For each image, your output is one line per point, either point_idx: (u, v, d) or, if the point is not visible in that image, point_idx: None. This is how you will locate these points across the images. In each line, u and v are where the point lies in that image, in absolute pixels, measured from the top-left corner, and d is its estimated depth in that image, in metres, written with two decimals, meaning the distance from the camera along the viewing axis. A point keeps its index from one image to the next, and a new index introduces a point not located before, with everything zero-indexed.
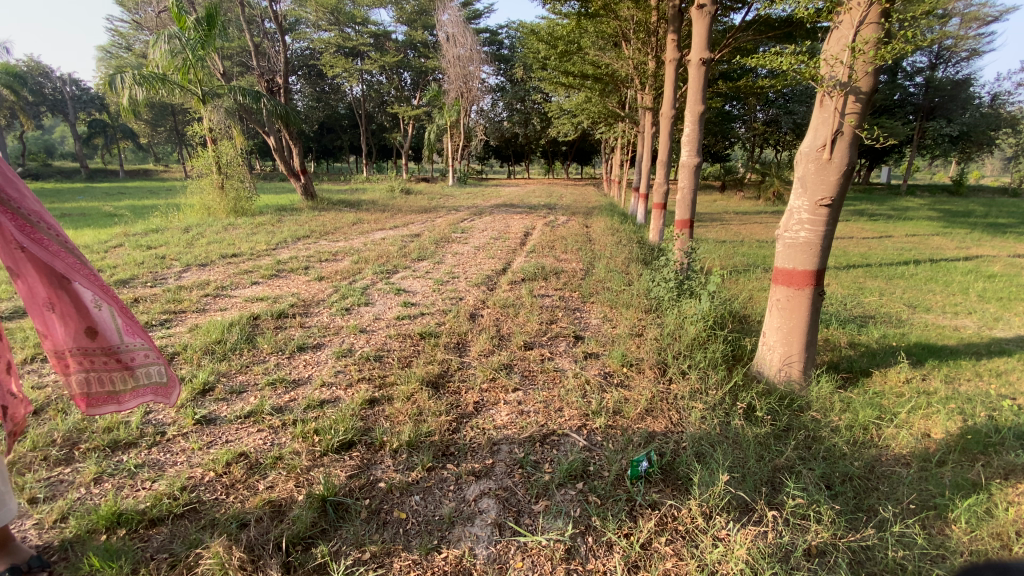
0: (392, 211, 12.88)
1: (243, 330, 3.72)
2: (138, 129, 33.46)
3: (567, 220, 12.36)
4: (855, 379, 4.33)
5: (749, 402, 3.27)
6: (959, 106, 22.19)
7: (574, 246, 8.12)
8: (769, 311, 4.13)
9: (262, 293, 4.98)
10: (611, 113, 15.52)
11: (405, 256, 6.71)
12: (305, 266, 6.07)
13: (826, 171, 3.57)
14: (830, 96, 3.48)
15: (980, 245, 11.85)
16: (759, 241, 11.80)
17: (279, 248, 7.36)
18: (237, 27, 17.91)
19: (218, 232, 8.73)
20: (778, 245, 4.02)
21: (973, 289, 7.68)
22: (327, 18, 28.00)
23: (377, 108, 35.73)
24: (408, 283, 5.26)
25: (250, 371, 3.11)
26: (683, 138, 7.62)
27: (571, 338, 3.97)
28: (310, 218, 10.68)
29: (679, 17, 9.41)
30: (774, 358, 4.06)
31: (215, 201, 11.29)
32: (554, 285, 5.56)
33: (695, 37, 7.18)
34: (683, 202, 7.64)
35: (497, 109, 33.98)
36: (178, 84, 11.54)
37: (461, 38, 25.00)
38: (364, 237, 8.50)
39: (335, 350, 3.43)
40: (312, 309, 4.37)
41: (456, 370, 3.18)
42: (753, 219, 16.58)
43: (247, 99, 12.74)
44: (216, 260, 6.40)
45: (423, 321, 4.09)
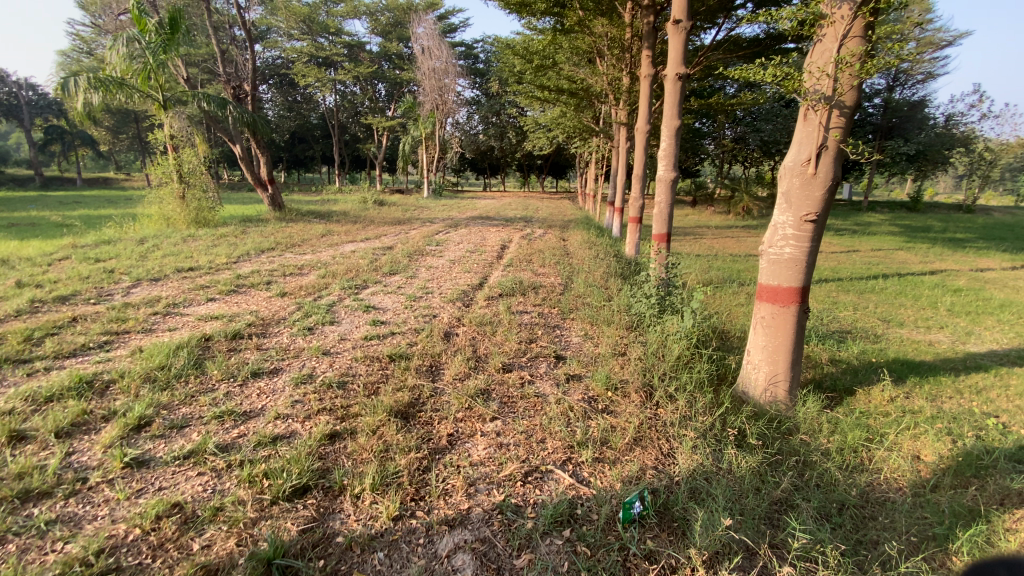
0: (364, 223, 12.53)
1: (191, 354, 3.37)
2: (99, 136, 32.11)
3: (543, 232, 12.24)
4: (840, 398, 4.24)
5: (739, 428, 3.10)
6: (915, 126, 23.18)
7: (552, 259, 7.95)
8: (753, 329, 4.00)
9: (217, 310, 4.61)
10: (587, 127, 15.60)
11: (375, 270, 6.40)
12: (267, 281, 5.70)
13: (811, 186, 3.48)
14: (814, 110, 3.40)
15: (942, 259, 12.23)
16: (733, 254, 11.91)
17: (241, 261, 6.95)
18: (204, 34, 17.40)
19: (177, 244, 8.25)
20: (761, 262, 3.90)
21: (942, 303, 7.81)
22: (299, 28, 27.58)
23: (351, 118, 35.28)
24: (378, 299, 4.97)
25: (196, 403, 2.78)
26: (659, 153, 7.56)
27: (551, 359, 3.74)
28: (277, 230, 10.24)
29: (653, 33, 9.47)
30: (760, 377, 3.91)
31: (176, 211, 10.73)
32: (532, 300, 5.34)
33: (671, 51, 7.18)
34: (660, 216, 7.57)
35: (473, 122, 33.99)
36: (137, 89, 11.01)
37: (437, 50, 24.94)
38: (334, 249, 8.15)
39: (295, 377, 3.13)
40: (271, 328, 4.04)
41: (427, 397, 2.92)
42: (726, 233, 16.81)
43: (212, 106, 12.25)
44: (171, 274, 5.97)
45: (394, 341, 3.81)
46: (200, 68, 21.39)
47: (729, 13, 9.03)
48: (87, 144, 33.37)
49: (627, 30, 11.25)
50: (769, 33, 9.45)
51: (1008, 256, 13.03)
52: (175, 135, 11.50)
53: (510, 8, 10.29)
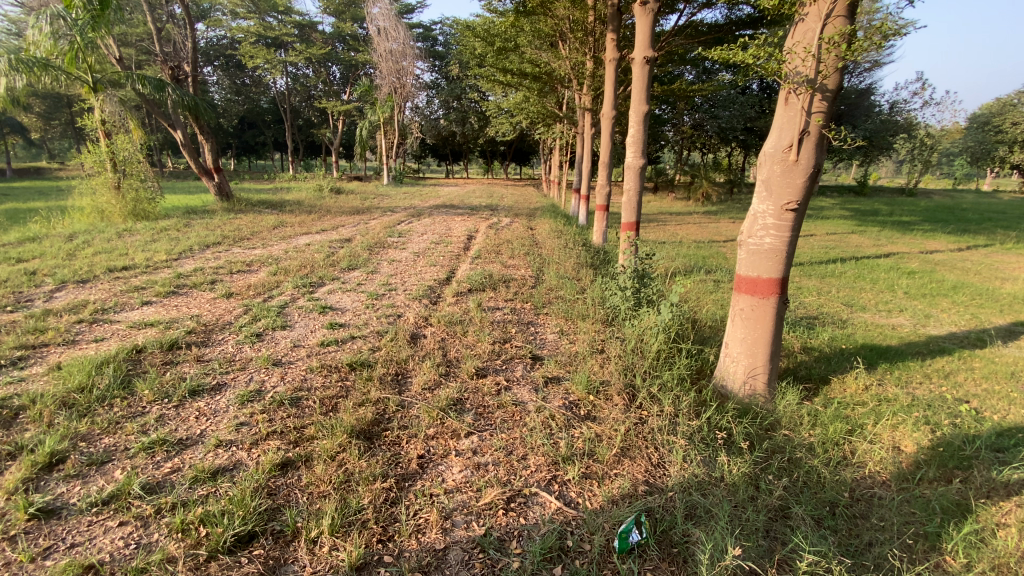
0: (321, 213, 11.91)
1: (119, 370, 2.94)
2: (24, 121, 29.45)
3: (510, 221, 11.96)
4: (816, 388, 4.20)
5: (726, 428, 2.95)
6: (863, 113, 24.06)
7: (520, 250, 7.70)
8: (731, 322, 3.87)
9: (153, 316, 4.13)
10: (550, 113, 15.33)
11: (333, 265, 5.97)
12: (212, 280, 5.21)
13: (792, 174, 3.34)
14: (796, 94, 3.26)
15: (893, 242, 12.73)
16: (697, 241, 11.98)
17: (183, 258, 6.35)
18: (136, 9, 16.04)
19: (111, 240, 7.52)
20: (740, 252, 3.76)
21: (898, 286, 8.05)
22: (245, 6, 25.94)
23: (304, 102, 33.70)
24: (336, 299, 4.59)
25: (121, 431, 2.39)
26: (628, 139, 7.36)
27: (527, 360, 3.50)
28: (225, 222, 9.55)
29: (618, 16, 9.24)
30: (738, 371, 3.80)
31: (111, 203, 9.83)
32: (503, 295, 5.08)
33: (638, 33, 6.96)
34: (629, 204, 7.41)
35: (433, 107, 33.12)
36: (62, 70, 9.91)
37: (394, 32, 23.93)
38: (288, 243, 7.62)
39: (239, 394, 2.77)
40: (215, 336, 3.62)
41: (393, 411, 2.64)
42: (689, 220, 16.99)
43: (148, 88, 11.25)
44: (101, 274, 5.37)
45: (354, 346, 3.48)
46: (134, 47, 19.74)
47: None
48: (12, 131, 30.48)
49: (591, 14, 10.99)
50: (729, 19, 9.41)
51: (951, 237, 13.70)
52: (107, 121, 10.49)
53: None
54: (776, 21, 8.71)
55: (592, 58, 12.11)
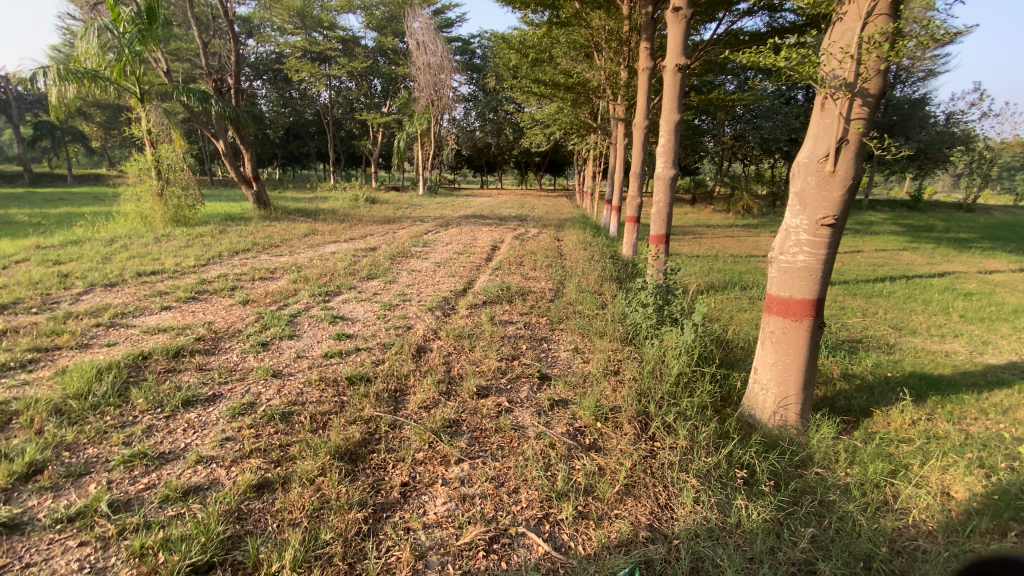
0: (352, 222, 12.10)
1: (118, 378, 2.93)
2: (90, 132, 31.41)
3: (537, 232, 11.81)
4: (857, 422, 3.81)
5: (748, 465, 2.67)
6: (918, 124, 22.58)
7: (544, 261, 7.52)
8: (761, 345, 3.57)
9: (169, 321, 4.16)
10: (583, 123, 15.14)
11: (352, 274, 5.96)
12: (232, 287, 5.27)
13: (829, 186, 3.05)
14: (833, 99, 2.98)
15: (949, 261, 11.84)
16: (733, 256, 11.49)
17: (210, 264, 6.49)
18: (189, 27, 16.90)
19: (148, 245, 7.78)
20: (771, 270, 3.46)
21: (954, 309, 7.41)
22: (293, 22, 27.04)
23: (346, 114, 34.74)
24: (349, 308, 4.52)
25: (106, 442, 2.35)
26: (658, 149, 7.09)
27: (535, 380, 3.29)
28: (258, 229, 9.77)
29: (652, 24, 9.01)
30: (768, 399, 3.50)
31: (154, 210, 10.26)
32: (518, 308, 4.90)
33: (672, 39, 6.70)
34: (658, 216, 7.10)
35: (469, 118, 33.52)
36: (112, 81, 10.44)
37: (432, 45, 24.39)
38: (314, 250, 7.71)
39: (232, 406, 2.70)
40: (222, 344, 3.60)
41: (384, 431, 2.50)
42: (726, 233, 16.39)
43: (193, 100, 11.73)
44: (129, 279, 5.51)
45: (356, 359, 3.37)
46: (186, 62, 20.79)
47: (730, 7, 8.58)
48: (78, 140, 32.64)
49: (625, 23, 10.77)
50: (771, 28, 9.02)
51: (1015, 256, 12.66)
52: (152, 131, 10.99)
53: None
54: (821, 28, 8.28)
55: (625, 68, 11.89)
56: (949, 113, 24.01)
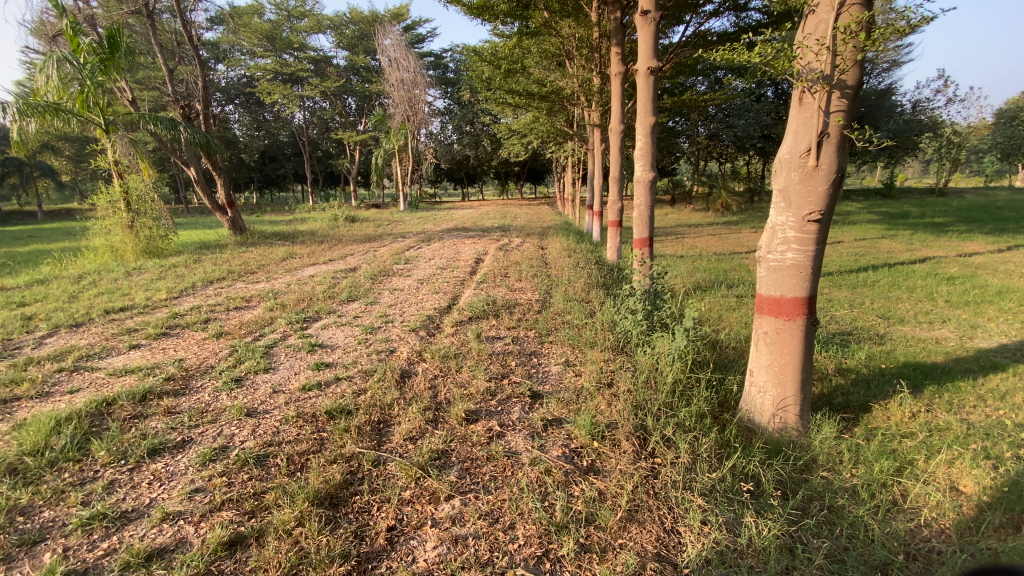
0: (331, 242, 11.89)
1: (79, 428, 2.72)
2: (60, 167, 30.69)
3: (521, 242, 11.70)
4: (856, 419, 3.74)
5: (754, 476, 2.55)
6: (885, 114, 23.12)
7: (529, 271, 7.40)
8: (754, 347, 3.48)
9: (137, 361, 3.94)
10: (560, 131, 15.17)
11: (332, 297, 5.77)
12: (206, 319, 5.05)
13: (813, 181, 2.98)
14: (811, 92, 2.93)
15: (928, 246, 12.01)
16: (717, 254, 11.51)
17: (183, 296, 6.25)
18: (156, 55, 16.62)
19: (118, 280, 7.48)
20: (759, 269, 3.38)
21: (938, 294, 7.45)
22: (263, 45, 26.84)
23: (321, 134, 34.51)
24: (328, 335, 4.34)
25: (64, 503, 2.15)
26: (636, 152, 7.05)
27: (526, 399, 3.14)
28: (234, 256, 9.52)
29: (621, 29, 9.02)
30: (766, 402, 3.40)
31: (125, 242, 9.95)
32: (505, 323, 4.75)
33: (642, 43, 6.68)
34: (640, 220, 7.03)
35: (446, 132, 33.51)
36: (74, 113, 10.09)
37: (405, 61, 24.36)
38: (292, 275, 7.50)
39: (202, 452, 2.51)
40: (194, 383, 3.40)
41: (367, 469, 2.34)
42: (708, 231, 16.50)
43: (161, 128, 11.45)
44: (97, 317, 5.26)
45: (337, 390, 3.19)
46: (154, 90, 20.42)
47: (696, 9, 8.67)
48: (47, 175, 31.90)
49: (595, 30, 10.82)
50: (738, 26, 9.09)
51: (991, 238, 12.89)
52: (119, 161, 10.69)
53: (472, 12, 9.77)
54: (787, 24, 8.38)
55: (598, 74, 11.91)
56: (914, 102, 24.63)
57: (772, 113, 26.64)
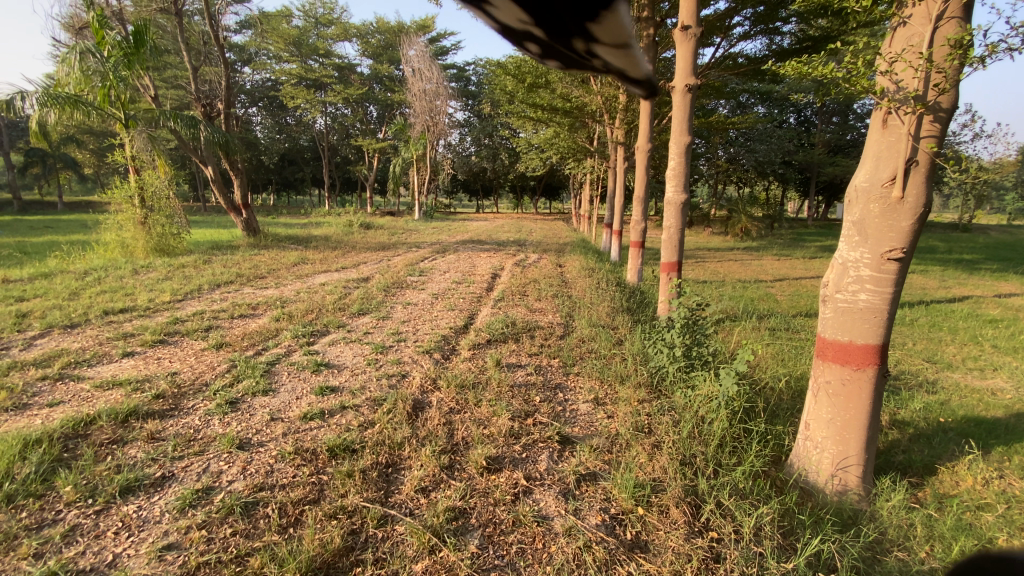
0: (344, 248, 11.65)
1: (48, 454, 2.38)
2: (83, 160, 31.06)
3: (537, 258, 11.37)
4: (922, 484, 3.30)
5: (827, 560, 2.15)
6: None
7: (548, 291, 7.03)
8: (813, 396, 3.08)
9: (127, 372, 3.63)
10: (581, 147, 14.91)
11: (341, 309, 5.43)
12: (208, 327, 4.74)
13: (895, 215, 2.61)
14: (898, 114, 2.57)
15: (964, 284, 11.45)
16: (741, 281, 11.06)
17: (188, 299, 5.97)
18: (182, 55, 16.68)
19: (124, 278, 7.24)
20: (823, 309, 2.98)
21: (985, 338, 6.93)
22: (289, 50, 27.09)
23: (342, 141, 34.71)
24: (336, 353, 4.00)
25: (13, 554, 1.82)
26: (668, 172, 6.61)
27: (554, 446, 2.76)
28: (244, 259, 9.28)
29: (654, 46, 8.73)
30: (823, 460, 3.00)
31: (136, 238, 9.77)
32: (526, 348, 4.37)
33: (679, 59, 6.33)
34: (670, 243, 6.61)
35: (465, 143, 33.55)
36: (95, 107, 9.99)
37: (428, 72, 24.42)
38: (302, 282, 7.20)
39: (184, 492, 2.17)
40: (185, 403, 3.06)
41: (371, 529, 1.99)
42: (730, 257, 16.05)
43: (181, 125, 11.35)
44: (95, 319, 4.97)
45: (341, 422, 2.82)
46: (178, 89, 20.56)
47: (727, 32, 8.35)
48: (70, 167, 32.43)
49: None
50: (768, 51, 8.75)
51: None
52: (136, 157, 10.56)
53: None
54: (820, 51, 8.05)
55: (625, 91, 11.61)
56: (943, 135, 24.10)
57: (794, 140, 26.29)
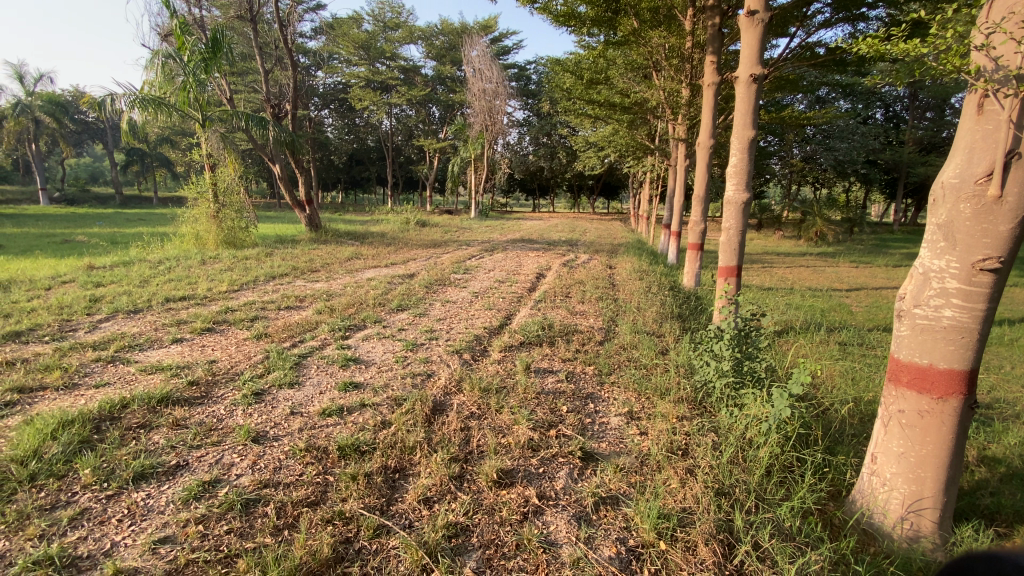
0: (397, 245, 11.90)
1: (79, 434, 2.48)
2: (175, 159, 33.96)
3: (588, 259, 11.04)
4: (1008, 533, 2.67)
5: None
6: None
7: (594, 293, 6.75)
8: (883, 425, 2.68)
9: (173, 357, 3.79)
10: (640, 145, 14.35)
11: (381, 305, 5.46)
12: (253, 317, 4.89)
13: (991, 217, 2.17)
14: (998, 96, 2.13)
15: None
16: (811, 290, 10.18)
17: (243, 290, 6.24)
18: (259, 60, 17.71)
19: (192, 268, 7.71)
20: (898, 326, 2.58)
21: None
22: (358, 54, 28.20)
23: (405, 140, 35.74)
24: (367, 348, 3.97)
25: (22, 533, 1.86)
26: (728, 169, 6.01)
27: (576, 462, 2.56)
28: (302, 253, 9.66)
29: (719, 36, 8.16)
30: (891, 500, 2.61)
31: (208, 231, 10.44)
32: (560, 353, 4.16)
33: (745, 48, 5.77)
34: (728, 247, 6.06)
35: (523, 143, 33.51)
36: (177, 108, 10.79)
37: (488, 72, 24.53)
38: (351, 277, 7.37)
39: (192, 483, 2.19)
40: (215, 392, 3.13)
41: (365, 541, 1.90)
42: (799, 263, 14.91)
43: (252, 125, 12.00)
44: (155, 305, 5.28)
45: (358, 421, 2.76)
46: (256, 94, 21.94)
47: (803, 21, 7.67)
48: (165, 165, 35.64)
49: (688, 40, 10.06)
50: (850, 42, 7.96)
51: None
52: (211, 154, 11.28)
53: (558, 20, 9.26)
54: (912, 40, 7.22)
55: (688, 86, 11.01)
56: None
57: (880, 137, 24.11)
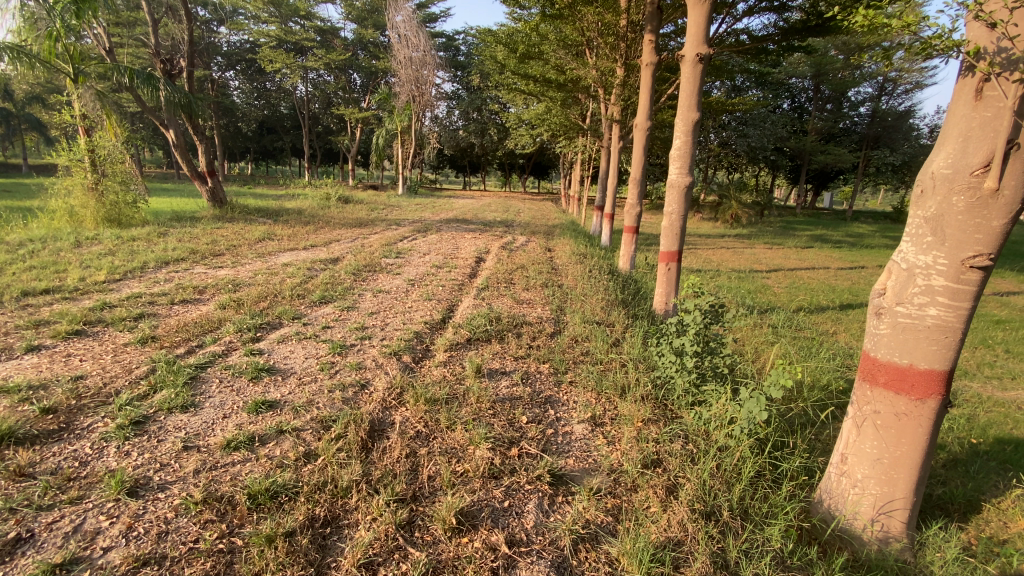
0: (318, 224, 10.86)
1: None
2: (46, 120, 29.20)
3: (525, 240, 10.71)
4: (964, 525, 2.72)
5: None
6: (902, 136, 24.86)
7: (537, 279, 6.41)
8: (854, 425, 2.53)
9: (22, 373, 2.95)
10: (573, 124, 14.12)
11: (301, 296, 4.75)
12: (139, 315, 4.03)
13: (984, 211, 2.03)
14: (1000, 80, 1.96)
15: None
16: (737, 271, 10.54)
17: (127, 280, 5.21)
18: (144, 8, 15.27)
19: (61, 252, 6.41)
20: (876, 323, 2.42)
21: (994, 340, 6.39)
22: (268, 10, 25.40)
23: (323, 110, 33.18)
24: (285, 354, 3.35)
25: None
26: (672, 151, 5.79)
27: (545, 490, 2.20)
28: (206, 233, 8.48)
29: (658, 14, 7.90)
30: (861, 502, 2.46)
31: (85, 206, 8.83)
32: (512, 351, 3.78)
33: (691, 25, 5.54)
34: (671, 231, 5.85)
35: (452, 117, 32.33)
36: (40, 59, 8.95)
37: (415, 40, 22.87)
38: (263, 262, 6.47)
39: (35, 569, 1.60)
40: (79, 422, 2.42)
41: None
42: (721, 244, 15.56)
43: (137, 83, 10.27)
44: (5, 302, 4.21)
45: (273, 455, 2.21)
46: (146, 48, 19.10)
47: (730, 8, 7.65)
48: (34, 128, 30.60)
49: (624, 17, 9.81)
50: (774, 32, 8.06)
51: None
52: (86, 116, 9.52)
53: None
54: (825, 34, 7.43)
55: (622, 65, 10.83)
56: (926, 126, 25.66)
57: (788, 125, 25.75)
